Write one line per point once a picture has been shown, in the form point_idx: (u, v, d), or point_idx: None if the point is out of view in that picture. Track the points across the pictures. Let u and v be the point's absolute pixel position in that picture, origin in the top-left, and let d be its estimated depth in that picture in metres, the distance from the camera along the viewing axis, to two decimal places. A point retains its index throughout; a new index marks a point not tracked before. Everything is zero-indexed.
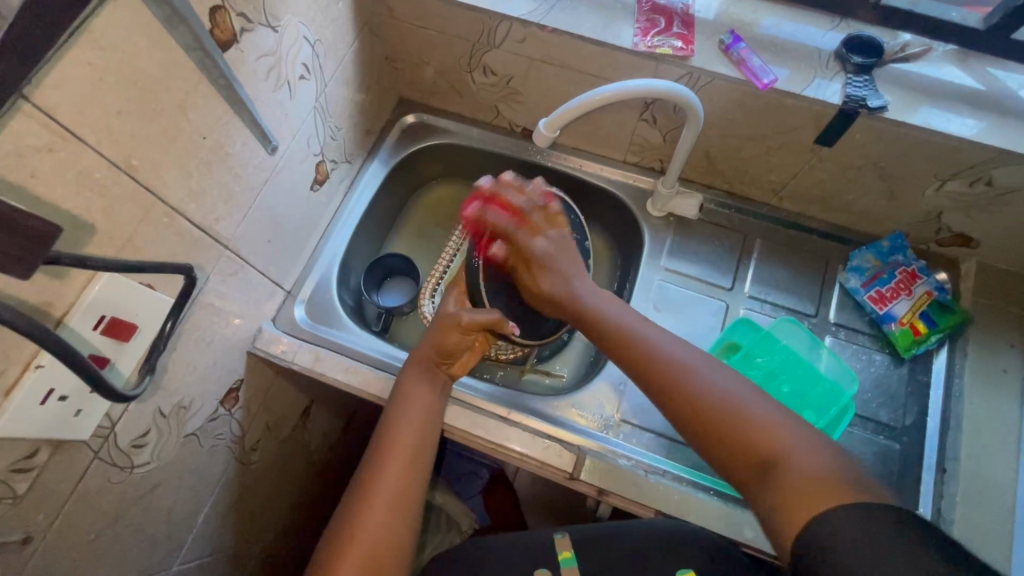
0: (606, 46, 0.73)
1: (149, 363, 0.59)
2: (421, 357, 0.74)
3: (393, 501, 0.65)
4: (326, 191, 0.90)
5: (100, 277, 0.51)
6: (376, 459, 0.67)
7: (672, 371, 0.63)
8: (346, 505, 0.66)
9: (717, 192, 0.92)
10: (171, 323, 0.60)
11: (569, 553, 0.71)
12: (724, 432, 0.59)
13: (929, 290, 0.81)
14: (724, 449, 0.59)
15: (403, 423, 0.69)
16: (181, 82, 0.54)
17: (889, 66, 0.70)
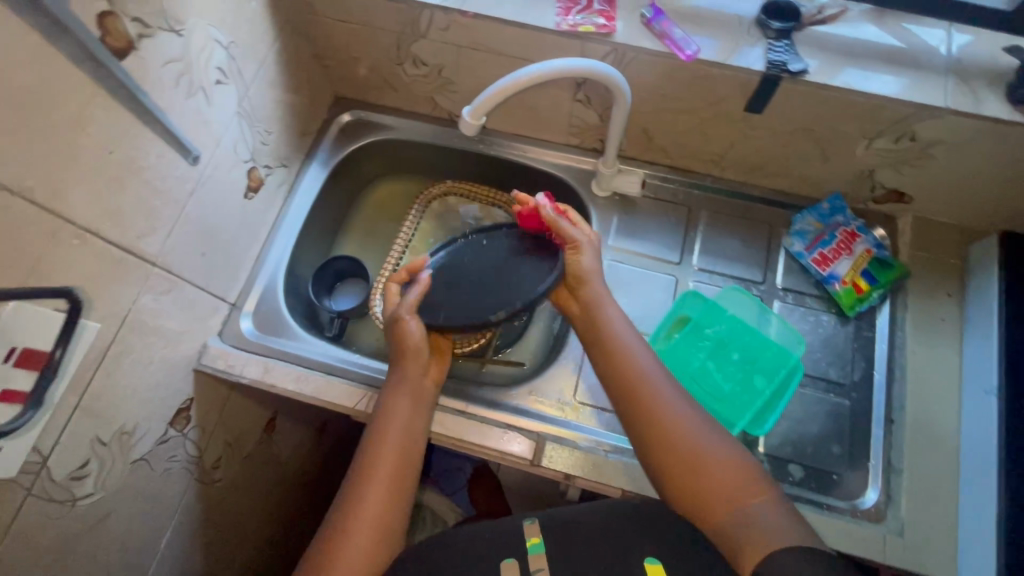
0: (529, 29, 0.72)
1: (35, 396, 0.54)
2: (409, 367, 0.70)
3: (378, 517, 0.59)
4: (263, 197, 0.87)
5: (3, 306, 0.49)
6: (360, 472, 0.62)
7: (654, 397, 0.62)
8: (329, 523, 0.60)
9: (659, 167, 0.92)
10: (61, 348, 0.55)
11: (537, 540, 0.54)
12: (700, 469, 0.57)
13: (868, 248, 0.82)
14: (694, 485, 0.57)
15: (389, 433, 0.65)
16: (75, 96, 0.52)
17: (809, 28, 0.71)
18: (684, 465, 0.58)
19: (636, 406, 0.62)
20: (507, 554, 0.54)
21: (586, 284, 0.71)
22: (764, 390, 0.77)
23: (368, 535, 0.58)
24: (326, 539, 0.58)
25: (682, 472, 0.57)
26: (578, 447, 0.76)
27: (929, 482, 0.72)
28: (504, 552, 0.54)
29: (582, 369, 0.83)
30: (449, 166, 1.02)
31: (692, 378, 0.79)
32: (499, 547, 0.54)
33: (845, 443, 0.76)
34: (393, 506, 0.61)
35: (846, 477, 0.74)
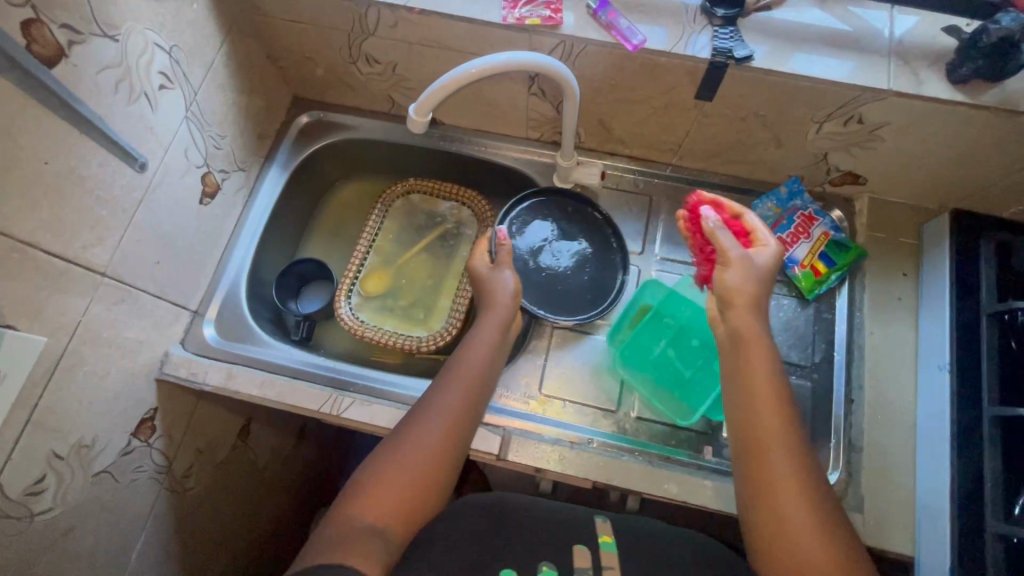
0: (476, 22, 0.71)
1: None
2: (499, 307, 0.75)
3: (431, 460, 0.58)
4: (220, 202, 0.86)
5: None
6: (427, 411, 0.61)
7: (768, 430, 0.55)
8: (382, 449, 0.58)
9: (620, 158, 0.92)
10: None
11: (610, 538, 0.56)
12: (793, 531, 0.50)
13: (825, 230, 0.84)
14: (783, 538, 0.50)
15: (465, 381, 0.65)
16: (1, 107, 0.51)
17: (753, 14, 0.71)
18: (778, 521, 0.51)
19: (753, 433, 0.56)
20: (579, 542, 0.55)
21: (736, 303, 0.61)
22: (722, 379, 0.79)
23: (421, 468, 0.57)
24: (379, 461, 0.57)
25: (776, 524, 0.51)
26: (543, 440, 0.75)
27: (888, 458, 0.73)
28: (578, 539, 0.55)
29: (546, 363, 0.83)
30: (413, 164, 1.02)
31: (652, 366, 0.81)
32: (567, 535, 0.56)
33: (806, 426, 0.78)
34: (448, 451, 0.59)
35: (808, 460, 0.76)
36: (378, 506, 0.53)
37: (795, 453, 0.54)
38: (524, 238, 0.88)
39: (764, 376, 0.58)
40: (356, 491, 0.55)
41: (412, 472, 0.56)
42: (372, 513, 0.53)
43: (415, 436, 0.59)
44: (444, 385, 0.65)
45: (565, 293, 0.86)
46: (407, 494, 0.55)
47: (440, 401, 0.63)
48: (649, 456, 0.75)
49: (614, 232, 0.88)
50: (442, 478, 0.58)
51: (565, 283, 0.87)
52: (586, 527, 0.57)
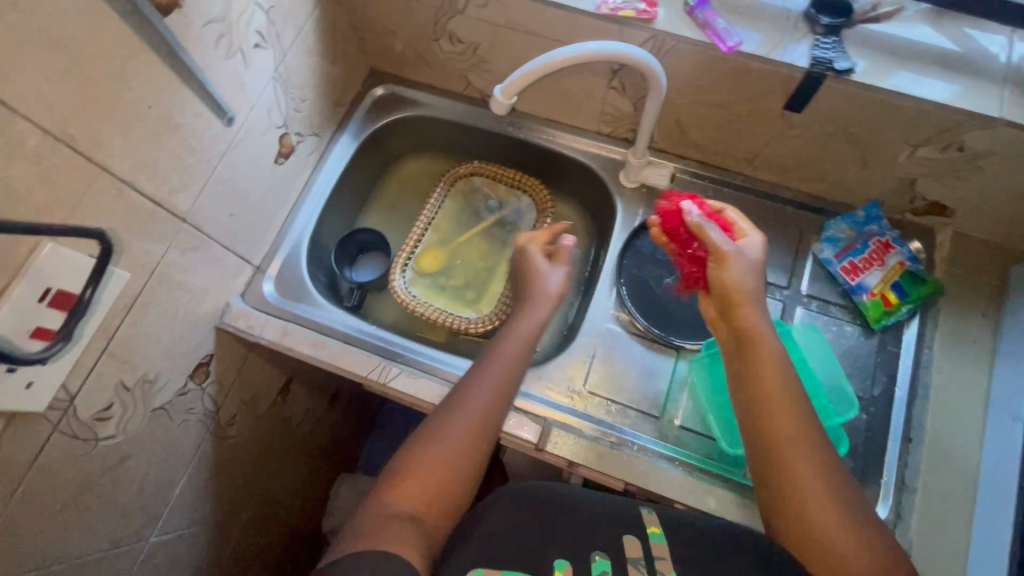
0: (568, 10, 0.71)
1: (67, 329, 0.54)
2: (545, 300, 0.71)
3: (464, 438, 0.58)
4: (293, 164, 0.88)
5: (43, 247, 0.51)
6: (458, 400, 0.61)
7: (800, 451, 0.54)
8: (416, 438, 0.59)
9: (690, 162, 0.90)
10: (91, 289, 0.56)
11: (658, 529, 0.53)
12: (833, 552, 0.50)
13: (901, 260, 0.80)
14: (791, 508, 0.53)
15: (491, 367, 0.64)
16: (119, 49, 0.53)
17: (859, 26, 0.68)
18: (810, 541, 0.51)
19: (777, 452, 0.55)
20: (626, 531, 0.52)
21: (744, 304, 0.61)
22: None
23: (452, 455, 0.56)
24: (411, 454, 0.57)
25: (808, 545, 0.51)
26: (584, 436, 0.76)
27: (942, 505, 0.70)
28: (625, 530, 0.52)
29: (593, 359, 0.82)
30: (478, 147, 1.02)
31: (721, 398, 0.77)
32: (613, 525, 0.53)
33: (858, 459, 0.74)
34: (480, 438, 0.59)
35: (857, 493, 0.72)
36: (409, 492, 0.54)
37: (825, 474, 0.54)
38: (655, 256, 0.88)
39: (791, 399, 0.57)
40: (389, 482, 0.55)
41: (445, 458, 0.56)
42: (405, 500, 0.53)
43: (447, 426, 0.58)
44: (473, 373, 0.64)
45: (675, 324, 0.83)
46: (440, 480, 0.55)
47: (469, 391, 0.62)
48: (690, 467, 0.74)
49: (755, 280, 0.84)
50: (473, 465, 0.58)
51: (679, 313, 0.84)
52: (631, 517, 0.54)
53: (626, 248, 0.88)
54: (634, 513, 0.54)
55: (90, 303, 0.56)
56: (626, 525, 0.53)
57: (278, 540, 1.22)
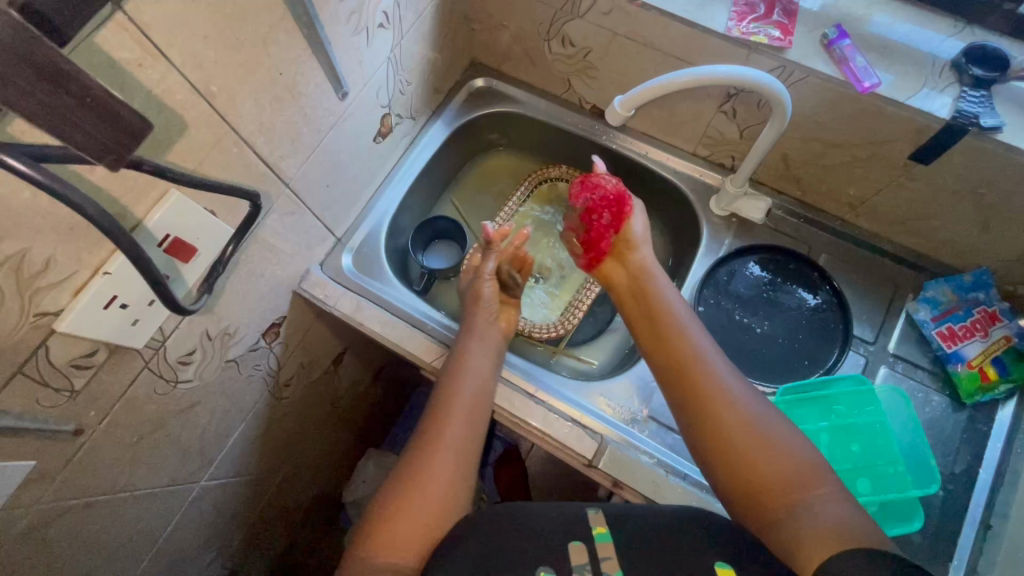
0: (697, 28, 0.69)
1: (208, 282, 0.62)
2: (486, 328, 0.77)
3: (456, 451, 0.62)
4: (388, 144, 0.89)
5: (169, 196, 0.53)
6: (427, 437, 0.63)
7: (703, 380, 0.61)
8: (407, 459, 0.62)
9: (787, 199, 0.87)
10: (232, 247, 0.62)
11: (604, 529, 0.53)
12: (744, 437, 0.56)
13: (1008, 334, 0.74)
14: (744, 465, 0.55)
15: (462, 395, 0.67)
16: (267, 14, 0.55)
17: (1011, 83, 0.64)
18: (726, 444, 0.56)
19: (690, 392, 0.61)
20: (575, 538, 0.53)
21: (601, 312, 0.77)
22: (866, 499, 0.68)
23: (441, 477, 0.59)
24: (391, 497, 0.58)
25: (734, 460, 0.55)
26: (639, 459, 0.74)
27: None
28: (571, 536, 0.53)
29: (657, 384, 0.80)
30: (566, 151, 1.01)
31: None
32: (563, 531, 0.54)
33: (927, 535, 0.70)
34: (461, 467, 0.61)
35: None
36: (398, 528, 0.55)
37: (737, 412, 0.58)
38: (734, 289, 0.83)
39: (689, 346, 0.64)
40: (367, 537, 0.56)
41: (429, 496, 0.58)
42: (387, 551, 0.54)
43: (422, 466, 0.60)
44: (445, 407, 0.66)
45: (752, 361, 0.79)
46: (425, 516, 0.57)
47: (450, 421, 0.64)
48: None
49: (843, 328, 0.80)
50: (457, 504, 0.59)
51: (758, 350, 0.80)
52: (579, 520, 0.55)
53: (705, 280, 0.83)
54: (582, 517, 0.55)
55: (227, 259, 0.62)
56: (574, 533, 0.53)
57: (305, 503, 1.24)
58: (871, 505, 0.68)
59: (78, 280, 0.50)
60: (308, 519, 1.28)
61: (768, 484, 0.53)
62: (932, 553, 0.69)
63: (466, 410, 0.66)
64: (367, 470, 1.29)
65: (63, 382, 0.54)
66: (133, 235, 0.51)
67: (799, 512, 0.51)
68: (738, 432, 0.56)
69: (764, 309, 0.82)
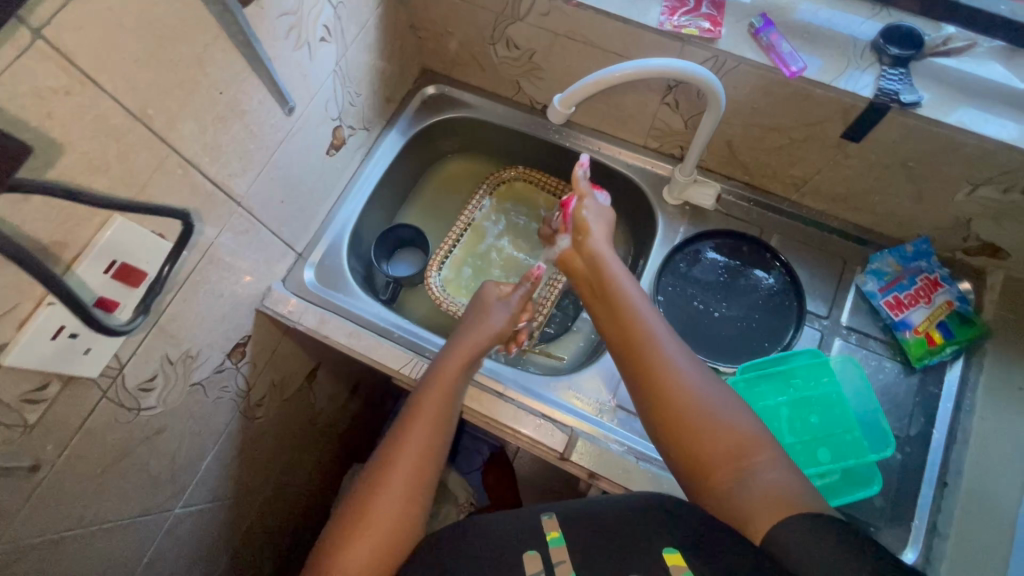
0: (631, 23, 0.71)
1: (145, 303, 0.59)
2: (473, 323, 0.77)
3: (413, 469, 0.63)
4: (342, 156, 0.90)
5: (111, 222, 0.53)
6: (384, 458, 0.63)
7: (651, 361, 0.62)
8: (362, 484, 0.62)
9: (736, 183, 0.90)
10: (169, 266, 0.60)
11: (558, 534, 0.54)
12: (699, 419, 0.58)
13: (949, 299, 0.77)
14: (698, 435, 0.57)
15: (426, 408, 0.67)
16: (200, 35, 0.55)
17: (928, 60, 0.67)
18: (674, 422, 0.58)
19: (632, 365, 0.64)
20: (530, 546, 0.54)
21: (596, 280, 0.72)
22: (826, 468, 0.71)
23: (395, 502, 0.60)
24: (339, 525, 0.60)
25: (682, 439, 0.57)
26: (610, 449, 0.75)
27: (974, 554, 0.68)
28: (526, 545, 0.54)
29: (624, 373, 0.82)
30: (522, 152, 1.03)
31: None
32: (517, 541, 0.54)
33: (888, 497, 0.73)
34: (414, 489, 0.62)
35: (883, 532, 0.71)
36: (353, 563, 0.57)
37: (680, 387, 0.60)
38: (693, 274, 0.86)
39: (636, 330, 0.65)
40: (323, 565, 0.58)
41: (377, 527, 0.58)
42: None
43: (364, 503, 0.60)
44: (395, 446, 0.64)
45: (713, 344, 0.82)
46: (377, 544, 0.58)
47: (396, 462, 0.63)
48: None
49: (796, 306, 0.82)
50: (409, 529, 0.60)
51: (718, 333, 0.82)
52: (532, 525, 0.55)
53: (664, 267, 0.86)
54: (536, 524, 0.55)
55: (166, 280, 0.60)
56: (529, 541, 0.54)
57: (291, 524, 1.23)
58: (831, 473, 0.71)
59: (21, 313, 0.49)
60: (294, 540, 1.26)
61: (716, 456, 0.56)
62: (894, 514, 0.72)
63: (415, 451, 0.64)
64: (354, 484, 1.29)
65: (15, 418, 0.53)
66: (64, 279, 0.50)
67: (740, 479, 0.54)
68: (690, 411, 0.58)
69: (722, 292, 0.85)
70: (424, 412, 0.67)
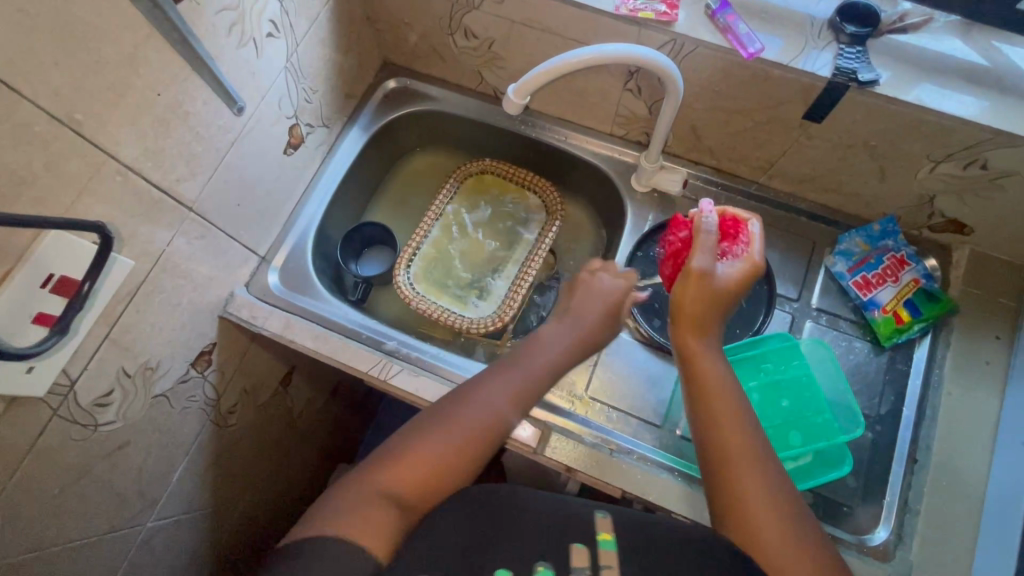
0: (587, 9, 0.70)
1: (62, 324, 0.53)
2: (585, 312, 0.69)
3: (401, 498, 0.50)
4: (301, 155, 0.87)
5: (46, 235, 0.51)
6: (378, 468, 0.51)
7: (732, 423, 0.55)
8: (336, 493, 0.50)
9: (704, 168, 0.89)
10: (91, 283, 0.54)
11: (610, 536, 0.48)
12: (762, 497, 0.50)
13: (916, 277, 0.78)
14: (754, 515, 0.49)
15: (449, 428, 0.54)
16: (129, 34, 0.53)
17: (885, 37, 0.66)
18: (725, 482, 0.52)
19: (704, 408, 0.56)
20: (577, 539, 0.47)
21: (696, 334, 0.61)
22: (799, 450, 0.70)
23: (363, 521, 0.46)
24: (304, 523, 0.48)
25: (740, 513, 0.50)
26: (584, 442, 0.75)
27: (943, 528, 0.68)
28: (575, 538, 0.48)
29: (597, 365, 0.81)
30: (489, 144, 1.01)
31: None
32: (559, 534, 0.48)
33: (861, 477, 0.73)
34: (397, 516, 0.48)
35: (856, 511, 0.72)
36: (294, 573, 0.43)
37: (756, 459, 0.53)
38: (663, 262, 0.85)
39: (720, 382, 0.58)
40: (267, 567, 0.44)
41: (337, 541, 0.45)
42: None
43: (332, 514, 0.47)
44: (389, 460, 0.52)
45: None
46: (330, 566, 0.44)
47: (373, 476, 0.50)
48: (690, 479, 0.73)
49: (767, 290, 0.82)
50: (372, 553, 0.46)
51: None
52: (584, 524, 0.49)
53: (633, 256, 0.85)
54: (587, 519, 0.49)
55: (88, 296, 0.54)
56: (579, 534, 0.48)
57: (275, 529, 1.22)
58: (804, 455, 0.71)
59: None
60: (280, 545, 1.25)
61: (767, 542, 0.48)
62: (867, 492, 0.72)
63: (406, 472, 0.51)
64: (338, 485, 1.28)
65: None
66: None
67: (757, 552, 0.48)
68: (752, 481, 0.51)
69: None
70: (455, 430, 0.55)
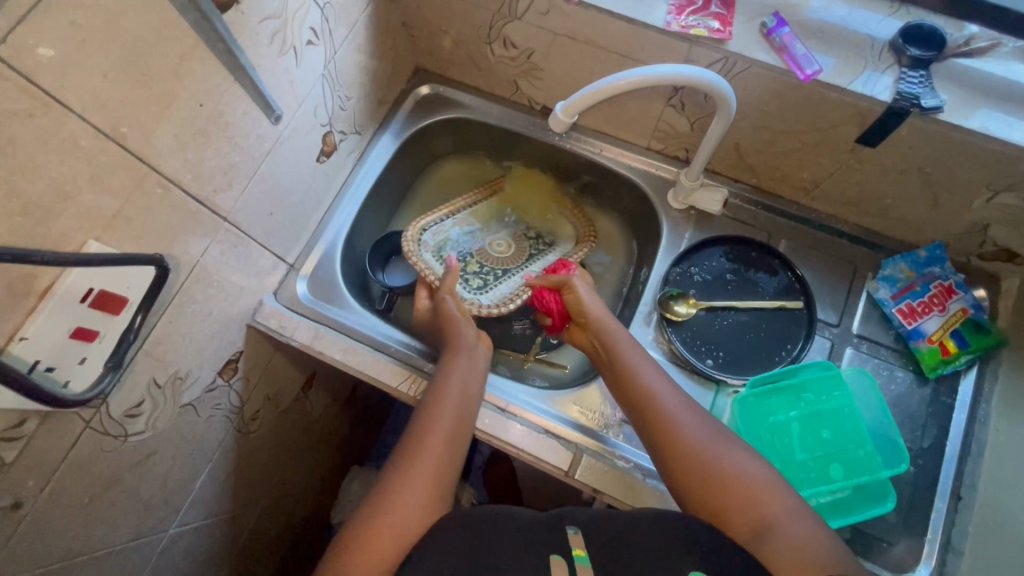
0: (635, 24, 0.68)
1: (117, 360, 0.55)
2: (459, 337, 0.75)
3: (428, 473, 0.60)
4: (334, 162, 0.86)
5: (68, 273, 0.48)
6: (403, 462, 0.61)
7: (672, 420, 0.61)
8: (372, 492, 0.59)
9: (743, 186, 0.87)
10: (141, 317, 0.57)
11: (583, 550, 0.51)
12: (706, 458, 0.57)
13: (964, 307, 0.75)
14: (698, 473, 0.57)
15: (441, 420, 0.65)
16: (175, 45, 0.51)
17: (950, 61, 0.64)
18: (697, 477, 0.57)
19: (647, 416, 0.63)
20: (554, 551, 0.51)
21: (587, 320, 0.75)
22: (839, 485, 0.69)
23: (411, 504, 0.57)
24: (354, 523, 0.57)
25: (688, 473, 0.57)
26: (616, 466, 0.73)
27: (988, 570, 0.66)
28: (551, 550, 0.51)
29: None
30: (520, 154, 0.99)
31: (764, 442, 0.72)
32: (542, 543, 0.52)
33: (902, 512, 0.71)
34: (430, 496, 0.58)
35: (896, 547, 0.69)
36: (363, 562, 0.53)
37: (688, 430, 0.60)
38: (700, 281, 0.83)
39: (658, 396, 0.64)
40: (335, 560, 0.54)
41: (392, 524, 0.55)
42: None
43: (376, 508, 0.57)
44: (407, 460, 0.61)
45: (721, 354, 0.79)
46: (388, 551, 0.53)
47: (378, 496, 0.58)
48: None
49: (806, 314, 0.80)
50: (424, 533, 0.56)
51: (724, 343, 0.80)
52: (557, 534, 0.53)
53: (670, 274, 0.83)
54: (560, 533, 0.53)
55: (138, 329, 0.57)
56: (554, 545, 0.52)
57: (291, 532, 1.21)
58: (844, 489, 0.69)
59: None
60: (294, 547, 1.25)
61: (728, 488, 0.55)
62: (908, 528, 0.70)
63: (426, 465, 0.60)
64: (351, 489, 1.27)
65: None
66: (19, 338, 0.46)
67: (764, 536, 0.52)
68: (685, 440, 0.59)
69: (731, 299, 0.82)
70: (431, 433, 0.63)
